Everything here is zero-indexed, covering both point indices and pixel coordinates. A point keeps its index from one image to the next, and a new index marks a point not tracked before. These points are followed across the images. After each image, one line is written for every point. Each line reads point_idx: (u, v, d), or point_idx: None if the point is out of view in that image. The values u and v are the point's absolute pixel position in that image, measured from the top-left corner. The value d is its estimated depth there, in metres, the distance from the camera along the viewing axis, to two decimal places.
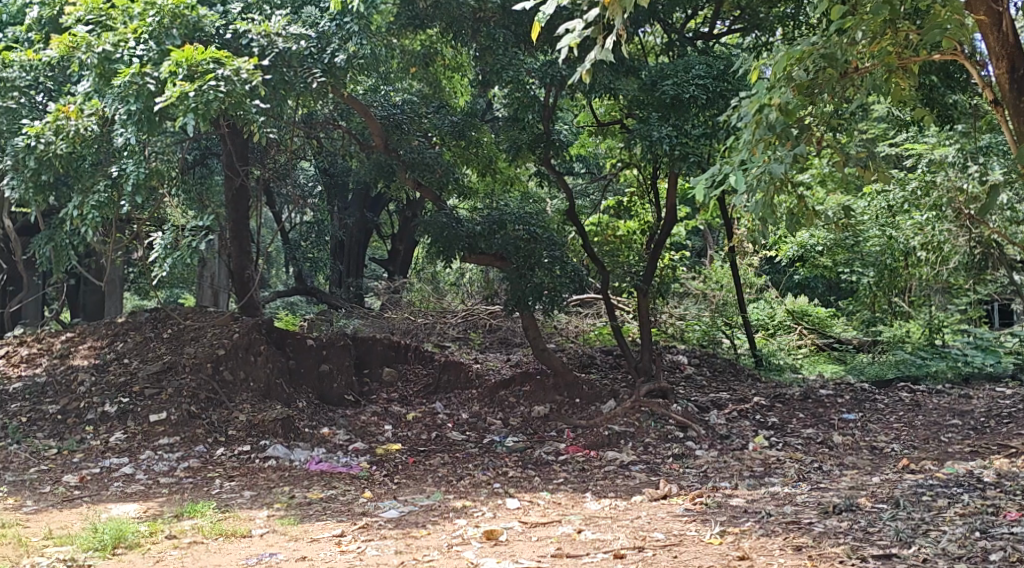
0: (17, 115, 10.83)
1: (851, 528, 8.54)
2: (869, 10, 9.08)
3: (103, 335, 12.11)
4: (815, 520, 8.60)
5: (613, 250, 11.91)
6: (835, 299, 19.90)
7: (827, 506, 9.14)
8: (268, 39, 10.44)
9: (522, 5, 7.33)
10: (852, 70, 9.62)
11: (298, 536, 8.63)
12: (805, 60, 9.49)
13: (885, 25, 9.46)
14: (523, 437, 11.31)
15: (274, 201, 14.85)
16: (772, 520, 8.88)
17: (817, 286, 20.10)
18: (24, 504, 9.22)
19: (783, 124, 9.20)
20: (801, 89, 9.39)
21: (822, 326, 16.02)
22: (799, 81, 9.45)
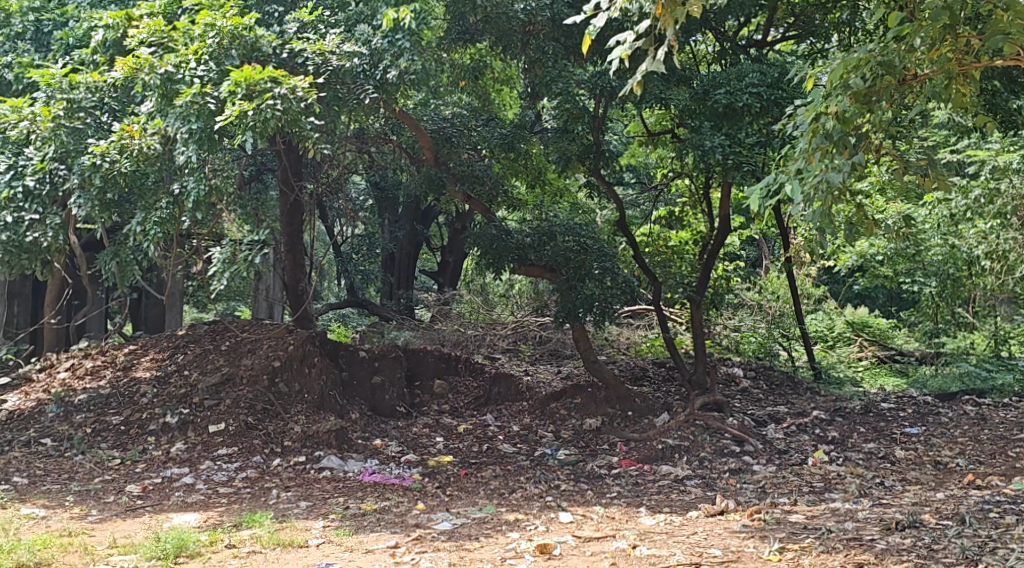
0: (84, 135, 11.10)
1: (915, 545, 8.31)
2: (927, 16, 8.76)
3: (163, 346, 12.35)
4: (877, 536, 8.39)
5: (665, 260, 11.90)
6: (896, 310, 19.62)
7: (889, 523, 8.93)
8: (323, 57, 10.68)
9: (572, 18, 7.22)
10: (911, 79, 9.27)
11: (354, 547, 8.70)
12: (861, 68, 9.10)
13: (947, 32, 8.99)
14: (575, 450, 11.29)
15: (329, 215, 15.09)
16: (833, 537, 8.68)
17: (877, 296, 19.91)
18: (89, 513, 9.45)
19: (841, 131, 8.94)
20: (859, 97, 9.03)
21: (884, 338, 15.89)
22: (858, 89, 8.90)
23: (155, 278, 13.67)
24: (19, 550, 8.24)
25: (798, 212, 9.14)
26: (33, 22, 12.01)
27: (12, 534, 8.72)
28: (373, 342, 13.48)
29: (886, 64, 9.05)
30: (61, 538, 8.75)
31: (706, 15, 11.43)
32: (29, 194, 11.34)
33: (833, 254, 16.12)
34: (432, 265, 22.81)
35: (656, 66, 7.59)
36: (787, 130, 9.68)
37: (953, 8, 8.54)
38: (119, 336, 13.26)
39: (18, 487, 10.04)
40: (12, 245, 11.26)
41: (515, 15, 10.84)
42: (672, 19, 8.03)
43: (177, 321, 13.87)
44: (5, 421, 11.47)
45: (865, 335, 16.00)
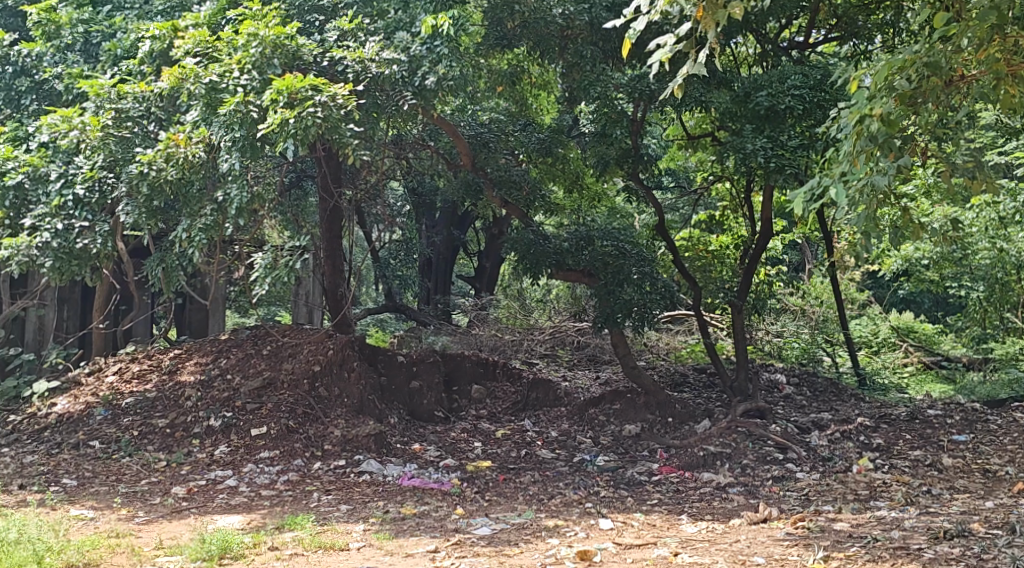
0: (131, 144, 11.19)
1: (964, 555, 8.12)
2: (974, 15, 8.49)
3: (207, 350, 12.46)
4: (925, 545, 8.21)
5: (705, 264, 11.81)
6: (942, 315, 19.31)
7: (937, 532, 8.74)
8: (362, 64, 10.69)
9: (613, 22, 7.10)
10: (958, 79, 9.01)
11: (394, 550, 8.72)
12: (906, 68, 8.75)
13: (996, 32, 8.70)
14: (615, 456, 11.25)
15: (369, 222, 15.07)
16: (879, 545, 8.51)
17: (923, 301, 19.60)
18: (135, 515, 9.59)
19: (885, 134, 8.55)
20: (904, 99, 8.65)
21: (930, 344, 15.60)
22: (904, 90, 8.61)
23: (199, 284, 13.66)
24: (69, 550, 8.38)
25: (842, 216, 8.93)
26: (82, 33, 12.06)
27: (61, 535, 8.87)
28: (412, 347, 13.57)
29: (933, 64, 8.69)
30: (108, 540, 8.89)
31: (746, 17, 11.28)
32: (80, 202, 11.45)
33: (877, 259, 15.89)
34: (470, 270, 22.84)
35: (699, 69, 7.47)
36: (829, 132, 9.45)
37: (1002, 6, 8.25)
38: (165, 340, 13.41)
39: (67, 489, 10.22)
40: (63, 252, 11.24)
41: (553, 19, 10.91)
42: (713, 21, 7.90)
43: (221, 326, 14.02)
44: (54, 423, 11.65)
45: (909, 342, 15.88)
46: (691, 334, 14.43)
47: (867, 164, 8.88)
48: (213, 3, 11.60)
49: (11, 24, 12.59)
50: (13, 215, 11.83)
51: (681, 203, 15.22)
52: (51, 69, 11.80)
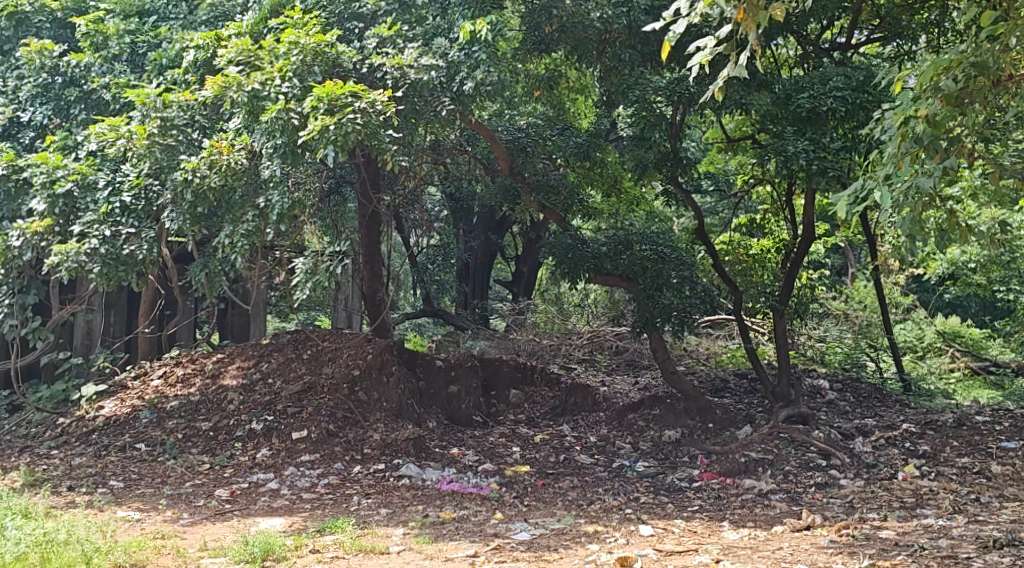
0: (176, 152, 11.00)
1: (1013, 564, 7.93)
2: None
3: (249, 355, 12.59)
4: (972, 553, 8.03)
5: (745, 268, 11.75)
6: (990, 319, 18.97)
7: (986, 540, 8.53)
8: (401, 71, 10.66)
9: (652, 24, 7.06)
10: (1007, 79, 8.70)
11: (434, 554, 8.72)
12: (953, 69, 8.53)
13: None
14: (654, 462, 11.21)
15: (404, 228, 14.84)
16: (926, 554, 8.33)
17: (970, 306, 19.27)
18: (180, 517, 9.71)
19: (931, 136, 8.34)
20: (951, 100, 8.41)
21: (977, 349, 15.31)
22: (949, 91, 8.32)
23: (240, 289, 13.80)
24: (116, 551, 8.50)
25: (887, 219, 8.69)
26: (128, 44, 11.88)
27: (109, 536, 9.01)
28: (450, 351, 13.77)
29: (982, 66, 8.40)
30: (154, 541, 9.00)
31: (787, 19, 11.14)
32: (126, 208, 11.36)
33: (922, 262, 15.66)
34: (507, 275, 22.78)
35: (740, 71, 7.38)
36: (874, 133, 9.17)
37: None
38: (208, 345, 13.56)
39: (114, 491, 10.38)
40: (110, 258, 11.08)
41: (591, 23, 10.85)
42: (755, 23, 7.81)
43: (263, 329, 14.05)
44: (101, 426, 11.82)
45: (957, 346, 15.41)
46: (731, 338, 14.27)
47: (911, 165, 8.70)
48: (256, 12, 11.43)
49: (60, 36, 12.53)
50: (63, 223, 11.49)
51: (721, 207, 15.11)
52: (98, 79, 11.68)
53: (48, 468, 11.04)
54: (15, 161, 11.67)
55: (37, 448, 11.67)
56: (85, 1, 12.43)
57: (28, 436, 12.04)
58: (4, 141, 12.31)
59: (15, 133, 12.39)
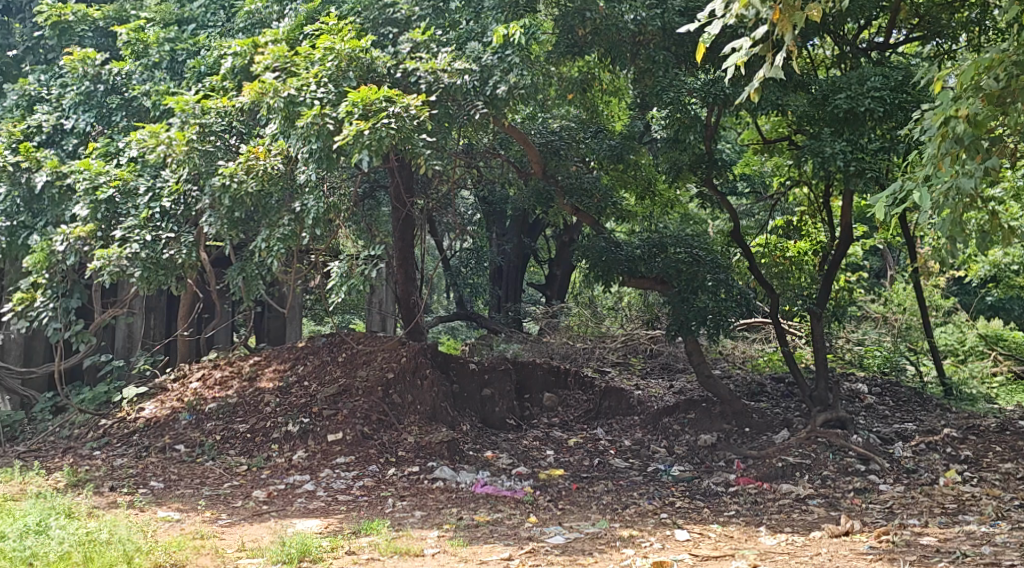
0: (215, 157, 10.89)
1: None
2: None
3: (285, 357, 12.69)
4: None
5: (783, 271, 11.73)
6: None
7: None
8: (435, 75, 10.62)
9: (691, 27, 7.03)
10: None
11: (468, 557, 8.70)
12: (995, 68, 8.26)
13: None
14: (690, 466, 11.14)
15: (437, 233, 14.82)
16: (968, 561, 8.17)
17: (1013, 309, 18.95)
18: (219, 517, 9.80)
19: (973, 135, 8.08)
20: (992, 99, 8.23)
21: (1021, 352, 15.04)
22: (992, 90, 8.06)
23: (276, 291, 13.95)
24: (156, 551, 8.59)
25: (928, 221, 8.47)
26: (168, 52, 11.84)
27: (149, 536, 9.12)
28: (483, 355, 13.71)
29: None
30: (193, 541, 9.08)
31: (824, 19, 11.01)
32: (166, 213, 11.27)
33: (964, 263, 15.42)
34: (540, 279, 22.72)
35: (775, 73, 7.35)
36: (914, 134, 8.94)
37: None
38: (245, 348, 13.69)
39: (154, 491, 10.51)
40: (151, 262, 10.96)
41: (625, 26, 10.79)
42: (791, 24, 7.75)
43: (298, 334, 14.23)
44: (142, 428, 11.96)
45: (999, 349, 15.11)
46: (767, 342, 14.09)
47: (952, 166, 8.45)
48: (291, 19, 11.40)
49: (102, 45, 12.57)
50: (105, 228, 11.29)
51: (756, 209, 15.01)
52: (139, 87, 11.66)
53: (90, 468, 11.20)
54: (58, 167, 11.37)
55: (79, 448, 11.84)
56: (126, 10, 12.51)
57: (71, 437, 12.21)
58: (49, 149, 12.14)
59: (58, 141, 12.21)
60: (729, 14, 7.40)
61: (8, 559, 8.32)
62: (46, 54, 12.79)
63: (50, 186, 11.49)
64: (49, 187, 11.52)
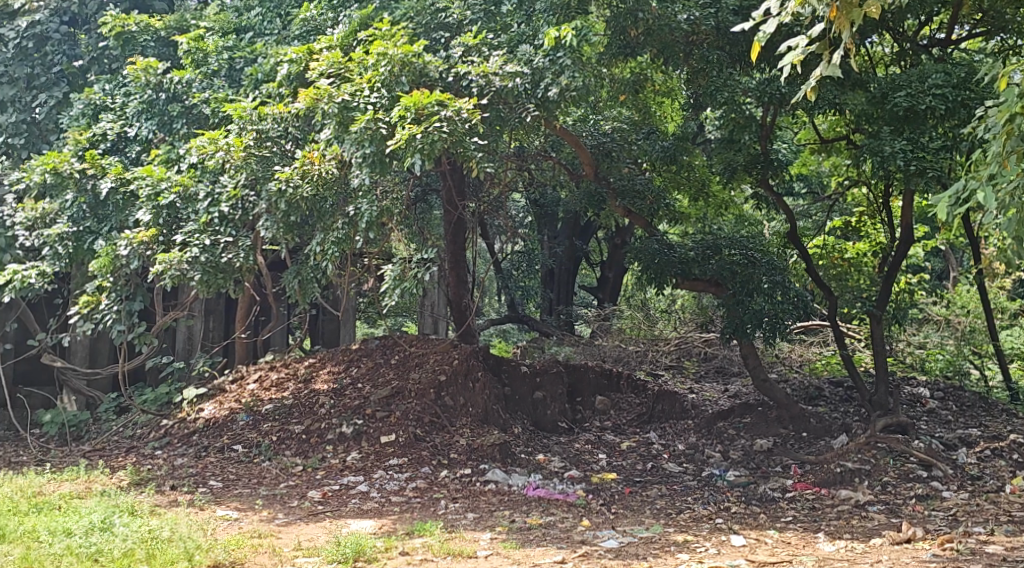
0: (271, 163, 10.95)
1: None
2: None
3: (339, 359, 12.80)
4: None
5: (841, 273, 11.46)
6: None
7: None
8: (486, 79, 10.61)
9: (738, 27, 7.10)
10: None
11: (521, 559, 8.66)
12: None
13: None
14: (746, 471, 10.99)
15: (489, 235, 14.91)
16: None
17: None
18: (276, 517, 9.90)
19: None
20: None
21: None
22: None
23: (331, 294, 14.16)
24: (216, 549, 8.71)
25: (991, 221, 8.18)
26: (227, 60, 12.02)
27: (209, 534, 9.26)
28: (535, 357, 13.73)
29: None
30: (252, 540, 9.20)
31: (883, 15, 10.78)
32: (225, 218, 11.23)
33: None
34: (592, 281, 22.69)
35: (832, 70, 7.13)
36: (979, 131, 8.57)
37: None
38: (300, 350, 13.86)
39: (214, 490, 10.67)
40: (210, 266, 10.92)
41: (678, 26, 10.71)
42: (848, 20, 7.55)
43: (352, 335, 14.36)
44: (201, 428, 12.18)
45: None
46: (826, 345, 13.85)
47: (1017, 164, 8.13)
48: (346, 26, 11.45)
49: (164, 54, 12.81)
50: (167, 233, 11.38)
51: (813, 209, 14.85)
52: (199, 94, 11.70)
53: (153, 468, 11.42)
54: (123, 173, 11.49)
55: (142, 448, 12.09)
56: (187, 20, 12.68)
57: (134, 436, 12.49)
58: (114, 156, 12.41)
59: (123, 148, 12.45)
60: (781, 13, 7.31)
61: (75, 555, 8.50)
62: (111, 64, 13.03)
63: (114, 192, 11.56)
64: (113, 194, 11.61)
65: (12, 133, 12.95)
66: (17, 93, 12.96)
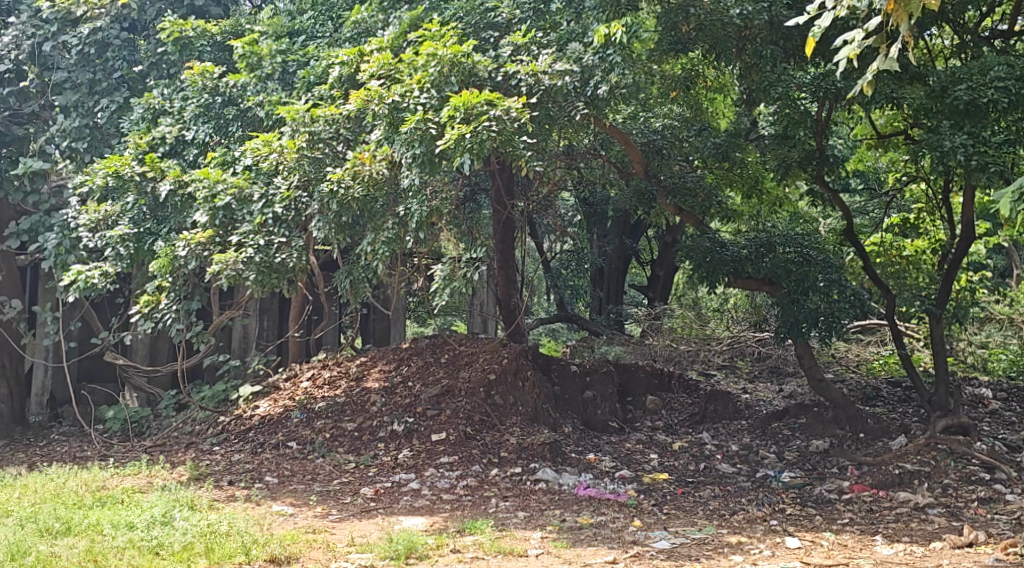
0: (323, 164, 11.03)
1: None
2: None
3: (391, 358, 12.92)
4: None
5: (899, 271, 11.41)
6: None
7: None
8: (536, 77, 10.52)
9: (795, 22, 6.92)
10: None
11: (572, 559, 8.59)
12: None
13: None
14: (801, 473, 10.83)
15: (541, 234, 14.94)
16: None
17: None
18: (330, 512, 9.97)
19: None
20: None
21: None
22: None
23: (382, 293, 14.33)
24: (272, 544, 8.78)
25: None
26: (280, 64, 12.08)
27: (265, 529, 9.37)
28: (585, 355, 13.74)
29: None
30: (306, 535, 9.27)
31: (942, 8, 10.50)
32: (279, 218, 11.33)
33: None
34: (643, 280, 22.56)
35: (890, 65, 6.88)
36: None
37: None
38: (352, 349, 14.04)
39: (269, 486, 10.81)
40: (264, 266, 11.11)
41: (730, 21, 10.46)
42: (907, 13, 7.20)
43: (401, 334, 14.59)
44: (257, 425, 12.39)
45: None
46: (883, 345, 13.76)
47: None
48: (396, 27, 11.53)
49: (220, 58, 13.05)
50: (224, 234, 11.55)
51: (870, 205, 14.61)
52: (254, 98, 11.91)
53: (211, 463, 11.64)
54: (181, 176, 11.63)
55: (201, 444, 12.34)
56: (241, 24, 12.96)
57: (193, 432, 12.76)
58: (172, 159, 12.65)
59: (181, 151, 12.69)
60: (836, 8, 6.99)
61: (137, 549, 8.67)
62: (169, 69, 13.29)
63: (173, 194, 11.77)
64: (172, 195, 11.82)
65: (75, 137, 13.24)
66: (80, 99, 13.35)
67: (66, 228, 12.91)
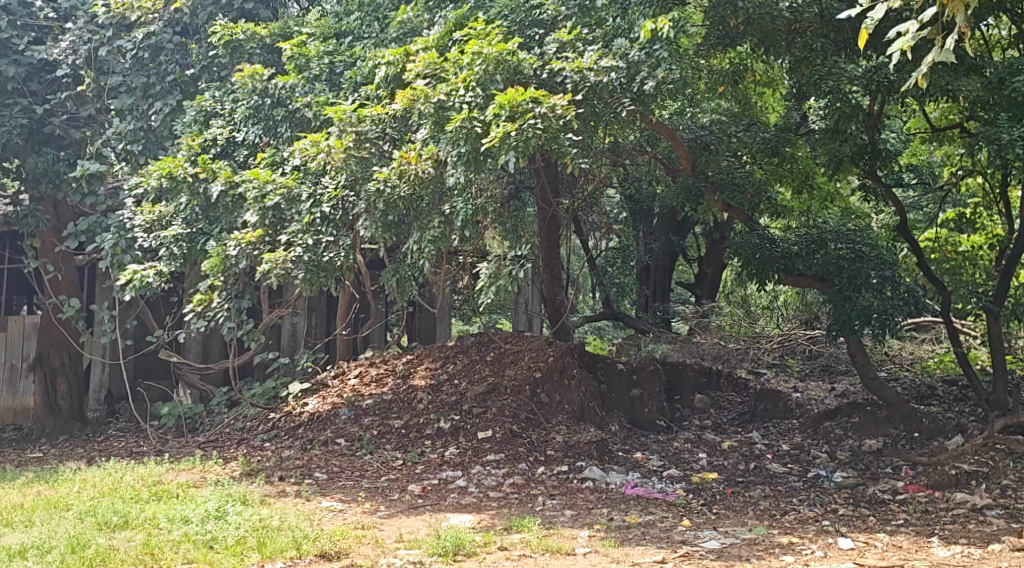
0: (370, 163, 11.01)
1: None
2: None
3: (436, 356, 13.03)
4: None
5: (954, 267, 11.06)
6: None
7: None
8: (581, 74, 10.43)
9: (849, 13, 6.71)
10: None
11: (620, 558, 8.53)
12: None
13: None
14: (853, 473, 10.63)
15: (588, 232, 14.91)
16: None
17: None
18: (378, 509, 10.01)
19: None
20: None
21: None
22: None
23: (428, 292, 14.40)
24: (322, 539, 8.83)
25: None
26: (328, 64, 12.30)
27: (315, 524, 9.43)
28: (631, 355, 13.50)
29: None
30: (355, 531, 9.30)
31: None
32: (326, 218, 11.45)
33: None
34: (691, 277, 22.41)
35: (946, 57, 6.64)
36: None
37: None
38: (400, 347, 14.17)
39: (319, 482, 10.88)
40: (313, 266, 11.24)
41: (780, 13, 10.40)
42: (962, 4, 6.95)
43: (447, 331, 14.62)
44: (307, 422, 12.53)
45: None
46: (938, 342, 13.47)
47: None
48: (441, 26, 11.57)
49: (270, 60, 13.21)
50: (273, 233, 11.67)
51: (924, 201, 14.33)
52: (302, 98, 12.03)
53: (262, 459, 11.79)
54: (232, 177, 11.82)
55: (252, 440, 12.52)
56: (290, 26, 13.16)
57: (244, 429, 12.92)
58: (223, 160, 12.85)
59: (231, 152, 12.88)
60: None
61: (191, 542, 8.78)
62: (220, 72, 13.61)
63: (224, 194, 11.94)
64: (223, 195, 11.99)
65: (131, 139, 13.51)
66: (134, 101, 13.57)
67: (122, 229, 13.16)
